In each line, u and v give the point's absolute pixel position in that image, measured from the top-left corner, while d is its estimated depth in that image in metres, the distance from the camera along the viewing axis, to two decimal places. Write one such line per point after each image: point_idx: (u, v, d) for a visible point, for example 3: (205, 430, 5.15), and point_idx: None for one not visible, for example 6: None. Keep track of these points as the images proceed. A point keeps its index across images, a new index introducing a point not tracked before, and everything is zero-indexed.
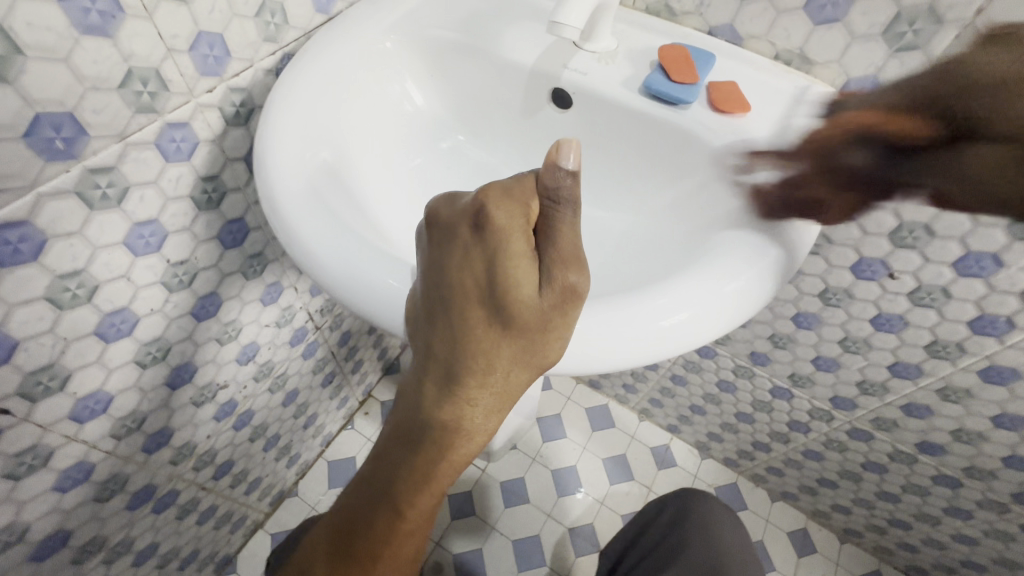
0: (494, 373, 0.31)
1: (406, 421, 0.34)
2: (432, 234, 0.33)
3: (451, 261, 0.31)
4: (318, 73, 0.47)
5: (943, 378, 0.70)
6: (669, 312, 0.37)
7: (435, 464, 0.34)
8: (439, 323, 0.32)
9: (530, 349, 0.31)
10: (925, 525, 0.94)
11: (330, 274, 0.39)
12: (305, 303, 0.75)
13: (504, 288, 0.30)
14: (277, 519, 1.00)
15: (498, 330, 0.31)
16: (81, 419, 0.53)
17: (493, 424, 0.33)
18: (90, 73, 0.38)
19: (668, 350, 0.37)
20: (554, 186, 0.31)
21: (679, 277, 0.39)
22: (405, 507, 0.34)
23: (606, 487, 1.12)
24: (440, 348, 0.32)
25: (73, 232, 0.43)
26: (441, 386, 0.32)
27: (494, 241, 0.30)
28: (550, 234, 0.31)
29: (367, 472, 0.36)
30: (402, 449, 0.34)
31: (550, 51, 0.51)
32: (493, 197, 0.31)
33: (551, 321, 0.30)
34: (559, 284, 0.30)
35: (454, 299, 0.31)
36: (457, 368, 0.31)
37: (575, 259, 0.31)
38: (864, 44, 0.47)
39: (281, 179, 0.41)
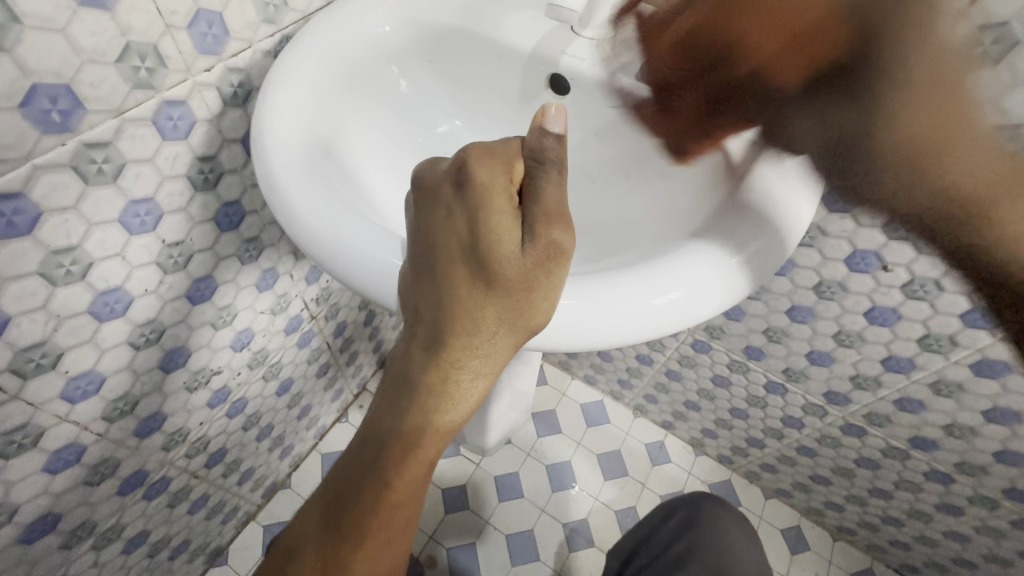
0: (478, 333, 0.31)
1: (394, 388, 0.34)
2: (418, 198, 0.33)
3: (436, 222, 0.32)
4: (316, 51, 0.47)
5: (936, 372, 0.70)
6: (661, 290, 0.37)
7: (422, 432, 0.34)
8: (423, 285, 0.32)
9: (514, 307, 0.31)
10: (917, 522, 0.94)
11: (324, 245, 0.39)
12: (301, 291, 0.75)
13: (486, 245, 0.30)
14: (270, 511, 1.00)
15: (482, 289, 0.31)
16: (73, 399, 0.53)
17: (480, 391, 0.33)
18: (87, 46, 0.38)
19: (661, 326, 0.37)
20: (539, 147, 0.33)
21: (671, 258, 0.39)
22: (393, 477, 0.34)
23: (600, 482, 1.12)
24: (425, 311, 0.32)
25: (68, 208, 0.43)
26: (426, 349, 0.32)
27: (476, 198, 0.31)
28: (532, 192, 0.31)
29: (357, 444, 0.36)
30: (390, 417, 0.34)
31: (550, 36, 0.51)
32: (475, 157, 0.32)
33: (535, 278, 0.30)
34: (542, 240, 0.30)
35: (439, 260, 0.31)
36: (441, 331, 0.32)
37: (558, 218, 0.31)
38: None
39: (277, 151, 0.41)
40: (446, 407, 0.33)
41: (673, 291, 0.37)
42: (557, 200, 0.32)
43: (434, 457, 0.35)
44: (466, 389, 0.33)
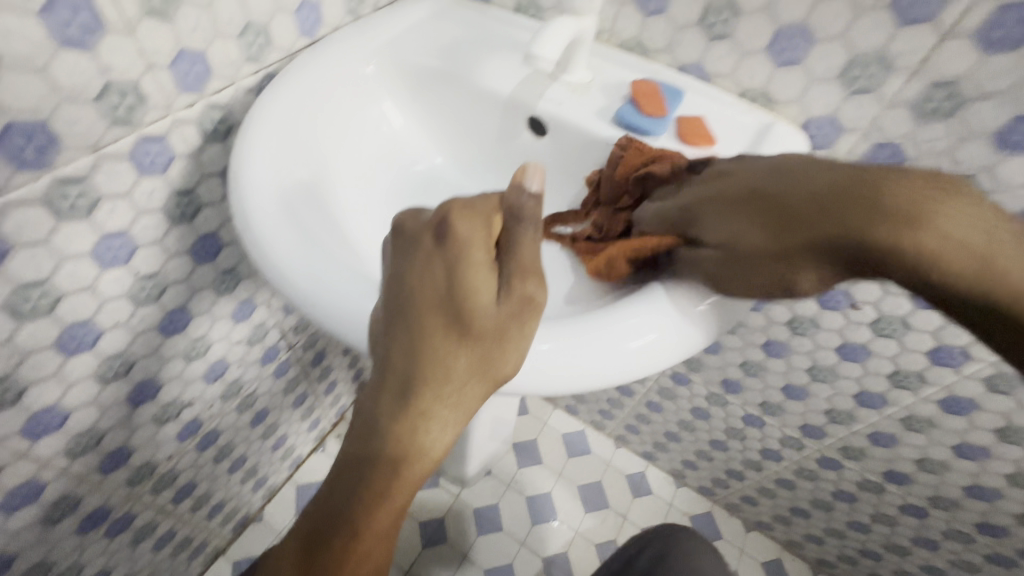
0: (449, 384, 0.31)
1: (360, 436, 0.32)
2: (396, 244, 0.33)
3: (412, 269, 0.32)
4: (298, 91, 0.48)
5: (906, 408, 0.71)
6: (639, 331, 0.38)
7: (389, 485, 0.32)
8: (396, 333, 0.32)
9: (487, 359, 0.31)
10: (894, 555, 0.94)
11: (299, 288, 0.39)
12: (279, 320, 0.75)
13: (464, 296, 0.31)
14: (240, 546, 0.96)
15: (456, 338, 0.31)
16: (34, 435, 0.51)
17: (449, 441, 0.32)
18: (66, 84, 0.38)
19: (633, 368, 0.38)
20: (518, 205, 0.33)
21: (643, 298, 0.40)
22: (360, 533, 0.32)
23: (580, 515, 1.11)
24: (397, 360, 0.31)
25: (38, 242, 0.42)
26: (395, 398, 0.31)
27: (456, 250, 0.31)
28: (510, 245, 0.33)
29: (319, 497, 0.33)
30: (354, 467, 0.32)
31: (527, 82, 0.53)
32: (456, 210, 0.32)
33: (507, 329, 0.31)
34: (517, 293, 0.32)
35: (414, 308, 0.31)
36: (412, 380, 0.31)
37: (533, 270, 0.33)
38: (823, 86, 0.50)
39: (255, 192, 0.42)
40: (415, 460, 0.32)
41: (649, 332, 0.38)
42: (532, 254, 0.33)
43: (402, 510, 0.33)
44: (435, 439, 0.32)
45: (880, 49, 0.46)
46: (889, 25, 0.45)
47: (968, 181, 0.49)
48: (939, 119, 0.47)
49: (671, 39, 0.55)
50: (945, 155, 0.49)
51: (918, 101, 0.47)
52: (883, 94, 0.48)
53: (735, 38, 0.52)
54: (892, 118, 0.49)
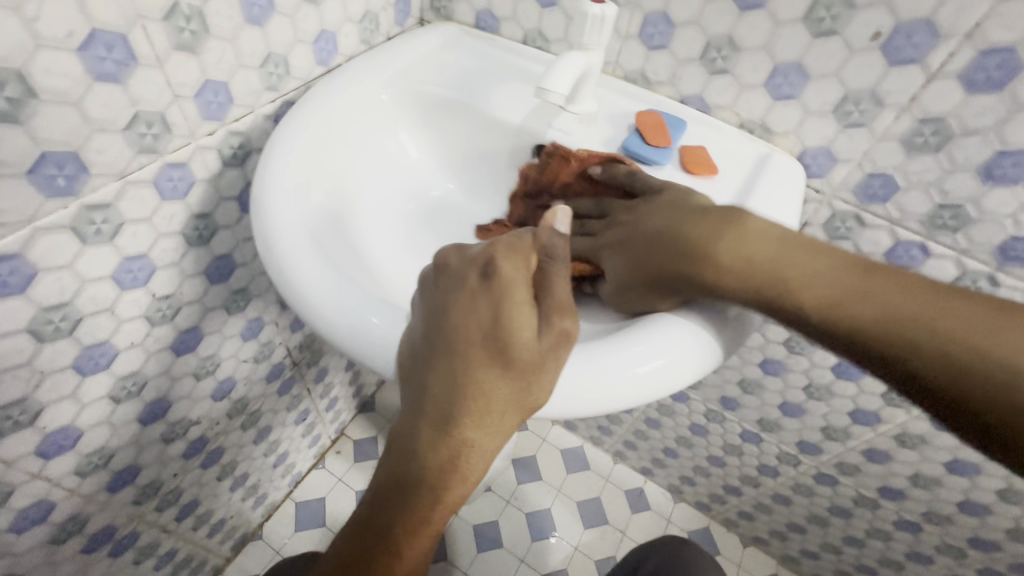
0: (489, 412, 0.34)
1: (402, 462, 0.35)
2: (442, 281, 0.37)
3: (458, 306, 0.35)
4: (316, 118, 0.50)
5: (899, 425, 0.73)
6: (645, 357, 0.39)
7: (430, 507, 0.34)
8: (440, 365, 0.35)
9: (524, 390, 0.34)
10: (889, 571, 0.96)
11: (321, 312, 0.40)
12: (286, 338, 0.75)
13: (506, 331, 0.34)
14: (239, 564, 0.96)
15: (497, 370, 0.34)
16: (47, 455, 0.51)
17: (484, 467, 0.35)
18: (98, 116, 0.40)
19: (647, 393, 0.39)
20: (550, 245, 0.37)
21: (650, 324, 0.41)
22: (401, 551, 0.35)
23: (580, 531, 1.11)
24: (439, 390, 0.34)
25: (63, 266, 0.43)
26: (439, 425, 0.34)
27: (500, 289, 0.35)
28: (546, 284, 0.36)
29: (360, 518, 0.36)
30: (395, 490, 0.35)
31: (536, 112, 0.56)
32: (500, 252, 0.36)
33: (545, 362, 0.34)
34: (556, 329, 0.35)
35: (459, 343, 0.35)
36: (455, 408, 0.34)
37: (567, 308, 0.36)
38: (818, 119, 0.53)
39: (277, 217, 0.43)
40: (454, 482, 0.35)
41: (655, 358, 0.39)
42: (566, 292, 0.36)
43: (438, 532, 0.36)
44: (473, 465, 0.35)
45: (871, 87, 0.49)
46: (880, 65, 0.48)
47: (955, 211, 0.51)
48: (928, 153, 0.50)
49: (673, 72, 0.58)
50: (933, 186, 0.51)
51: (907, 135, 0.50)
52: (874, 128, 0.51)
53: (734, 73, 0.55)
54: (883, 151, 0.52)
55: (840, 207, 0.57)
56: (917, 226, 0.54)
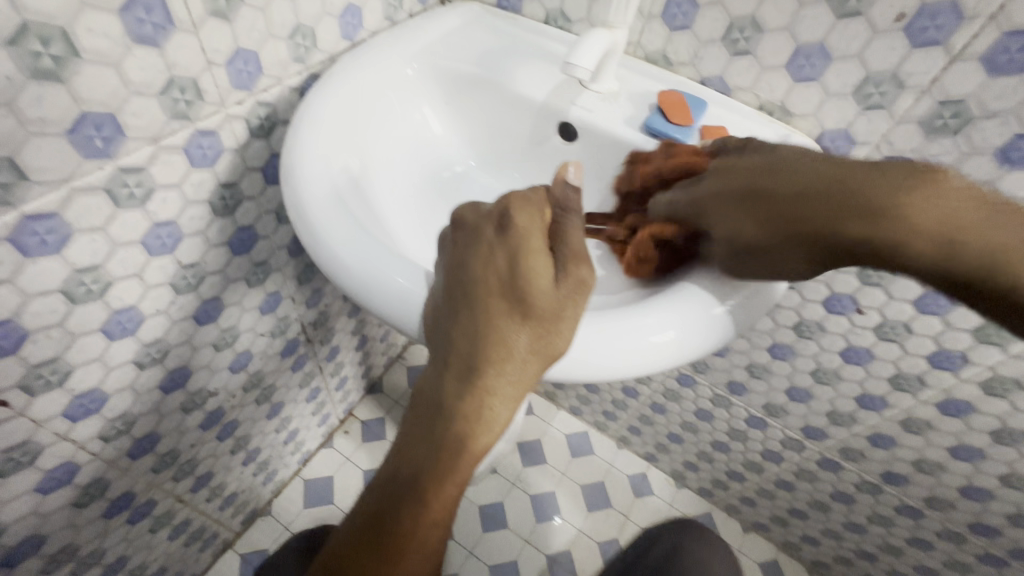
0: (511, 360, 0.34)
1: (429, 415, 0.35)
2: (457, 238, 0.38)
3: (475, 258, 0.36)
4: (344, 91, 0.50)
5: (906, 410, 0.75)
6: (659, 329, 0.40)
7: (458, 459, 0.34)
8: (461, 317, 0.35)
9: (546, 337, 0.34)
10: (889, 556, 0.97)
11: (354, 275, 0.41)
12: (301, 314, 0.76)
13: (524, 280, 0.34)
14: (249, 539, 0.97)
15: (518, 320, 0.34)
16: (74, 417, 0.52)
17: (509, 417, 0.35)
18: (136, 79, 0.40)
19: (656, 362, 0.40)
20: (563, 198, 0.39)
21: (667, 297, 0.42)
22: (428, 506, 0.34)
23: (583, 513, 1.13)
24: (462, 342, 0.35)
25: (97, 228, 0.44)
26: (462, 377, 0.34)
27: (516, 241, 0.35)
28: (562, 235, 0.37)
29: (387, 474, 0.36)
30: (423, 444, 0.35)
31: (559, 89, 0.56)
32: (515, 204, 0.37)
33: (563, 307, 0.34)
34: (573, 277, 0.35)
35: (480, 295, 0.35)
36: (477, 359, 0.34)
37: (582, 256, 0.36)
38: (837, 101, 0.54)
39: (310, 185, 0.44)
40: (480, 434, 0.34)
41: (669, 329, 0.40)
42: (579, 240, 0.37)
43: (465, 486, 0.35)
44: (498, 416, 0.35)
45: (893, 69, 0.50)
46: (902, 47, 0.48)
47: None
48: (946, 135, 0.50)
49: (694, 53, 0.58)
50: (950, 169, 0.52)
51: (927, 117, 0.50)
52: (894, 110, 0.52)
53: (756, 54, 0.55)
54: (902, 133, 0.52)
55: None
56: None
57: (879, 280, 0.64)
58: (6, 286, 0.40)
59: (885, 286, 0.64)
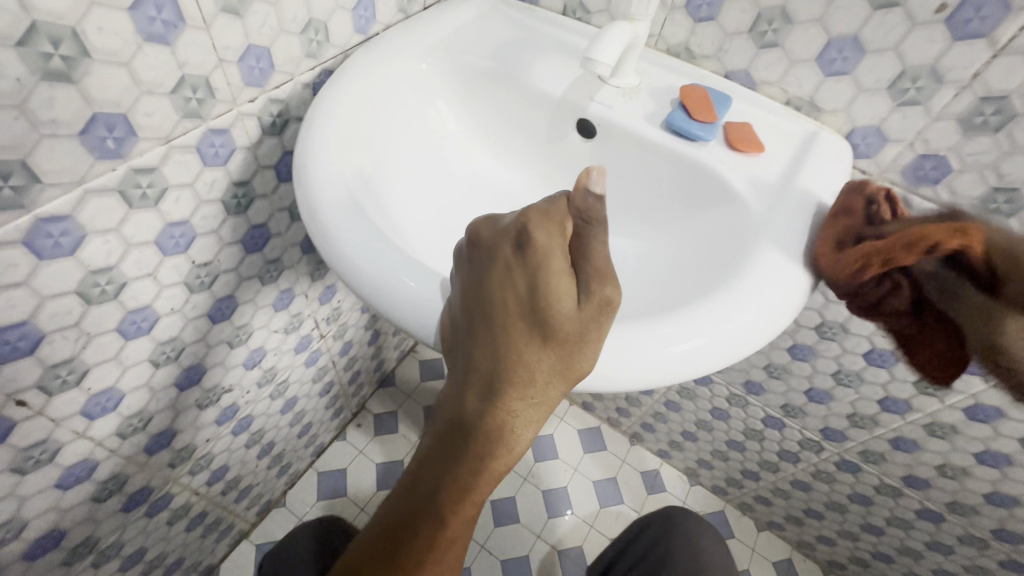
0: (533, 382, 0.33)
1: (448, 430, 0.35)
2: (474, 253, 0.35)
3: (493, 276, 0.34)
4: (358, 89, 0.49)
5: (930, 414, 0.73)
6: (687, 340, 0.38)
7: (476, 476, 0.34)
8: (480, 336, 0.34)
9: (568, 359, 0.32)
10: (907, 559, 0.96)
11: (368, 280, 0.40)
12: (314, 310, 0.76)
13: (546, 301, 0.32)
14: (264, 530, 0.98)
15: (539, 342, 0.32)
16: (92, 415, 0.52)
17: (530, 436, 0.35)
18: (147, 78, 0.40)
19: (680, 374, 0.38)
20: (585, 208, 0.34)
21: (695, 306, 0.40)
22: (448, 518, 0.35)
23: (595, 509, 1.12)
24: (482, 361, 0.33)
25: (110, 229, 0.43)
26: (483, 396, 0.34)
27: (536, 259, 0.33)
28: (585, 252, 0.34)
29: (405, 485, 0.36)
30: (441, 459, 0.35)
31: (577, 83, 0.55)
32: (533, 218, 0.34)
33: (587, 330, 0.32)
34: (597, 297, 0.32)
35: (499, 315, 0.33)
36: (497, 378, 0.33)
37: (608, 273, 0.33)
38: (870, 96, 0.51)
39: (322, 188, 0.43)
40: (500, 454, 0.34)
41: (697, 339, 0.38)
42: (606, 256, 0.34)
43: (483, 498, 0.36)
44: (519, 435, 0.34)
45: (931, 62, 0.47)
46: (943, 39, 0.46)
47: (1011, 194, 0.49)
48: (986, 133, 0.48)
49: (719, 46, 0.56)
50: (989, 169, 0.49)
51: (966, 114, 0.48)
52: (931, 106, 0.49)
53: (784, 47, 0.53)
54: (939, 131, 0.50)
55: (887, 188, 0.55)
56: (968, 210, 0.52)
57: None
58: (21, 288, 0.40)
59: None
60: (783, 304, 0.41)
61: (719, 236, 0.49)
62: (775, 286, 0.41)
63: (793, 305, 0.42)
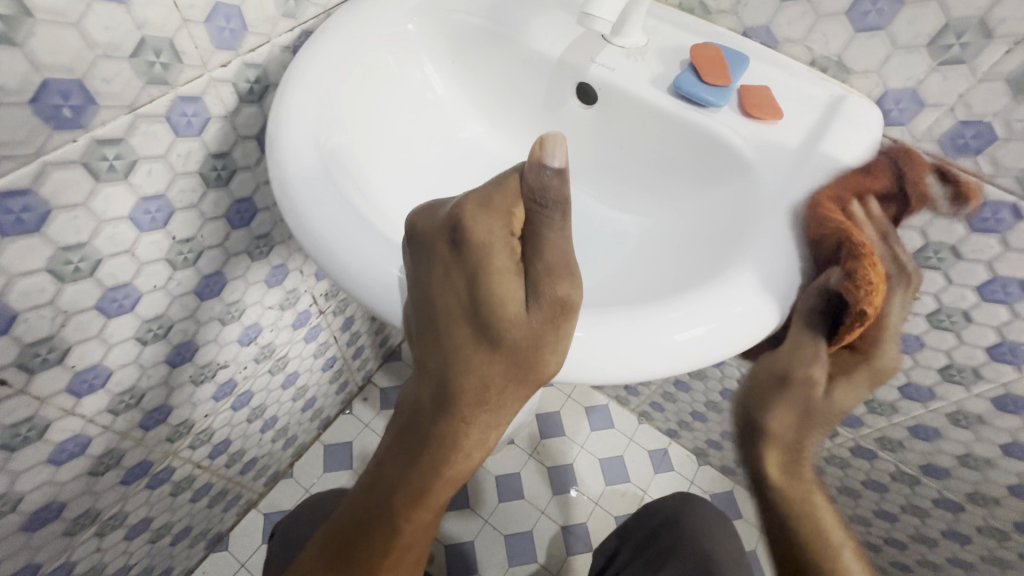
0: (487, 391, 0.29)
1: (400, 438, 0.32)
2: (411, 250, 0.30)
3: (433, 279, 0.29)
4: (334, 52, 0.45)
5: (955, 403, 0.68)
6: (682, 327, 0.35)
7: (430, 485, 0.31)
8: (425, 341, 0.30)
9: (523, 366, 0.28)
10: (922, 546, 0.93)
11: (340, 261, 0.37)
12: (311, 286, 0.74)
13: (491, 305, 0.27)
14: (271, 500, 1.00)
15: (488, 349, 0.28)
16: (79, 393, 0.52)
17: (491, 440, 0.31)
18: (101, 40, 0.37)
19: (668, 367, 0.35)
20: (539, 187, 0.27)
21: (691, 292, 0.36)
22: (403, 521, 0.33)
23: (601, 487, 1.11)
24: (430, 365, 0.30)
25: (78, 204, 0.42)
26: (435, 404, 0.30)
27: (479, 259, 0.28)
28: (538, 247, 0.27)
29: (362, 487, 0.34)
30: (394, 466, 0.32)
31: (578, 42, 0.50)
32: (471, 208, 0.28)
33: (542, 337, 0.27)
34: (548, 298, 0.27)
35: (443, 321, 0.29)
36: (446, 386, 0.29)
37: (566, 269, 0.28)
38: (906, 55, 0.46)
39: (293, 163, 0.40)
40: (456, 462, 0.31)
41: (696, 327, 0.35)
42: (563, 249, 0.28)
43: (445, 500, 0.33)
44: (477, 441, 0.31)
45: (980, 14, 0.41)
46: None
47: None
48: None
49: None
50: None
51: (1018, 74, 0.42)
52: (977, 66, 0.44)
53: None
54: (982, 94, 0.44)
55: (920, 159, 0.50)
56: (1012, 184, 0.47)
57: (940, 263, 0.56)
58: None
59: (946, 270, 0.57)
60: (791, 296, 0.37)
61: (727, 213, 0.45)
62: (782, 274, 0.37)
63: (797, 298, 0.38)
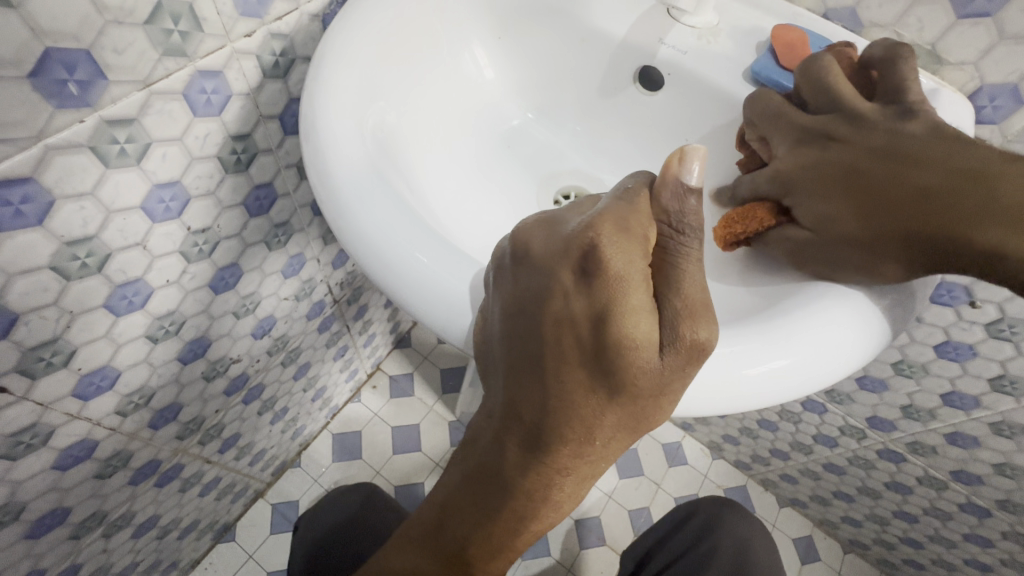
0: (592, 441, 0.27)
1: (482, 480, 0.30)
2: (519, 273, 0.28)
3: (546, 310, 0.26)
4: (380, 26, 0.39)
5: (1001, 413, 0.66)
6: (760, 361, 0.31)
7: (513, 531, 0.30)
8: (524, 378, 0.27)
9: (638, 416, 0.26)
10: (938, 547, 0.92)
11: (388, 266, 0.32)
12: (327, 276, 0.70)
13: (618, 349, 0.25)
14: (279, 490, 0.97)
15: (603, 396, 0.26)
16: (86, 396, 0.48)
17: (582, 491, 0.30)
18: (112, 3, 0.31)
19: (749, 403, 0.32)
20: (675, 210, 0.27)
21: (764, 322, 0.32)
22: (477, 566, 0.31)
23: (614, 481, 1.10)
24: (525, 409, 0.27)
25: (84, 194, 0.36)
26: (527, 451, 0.28)
27: (606, 294, 0.25)
28: (674, 278, 0.26)
29: (432, 525, 0.32)
30: (473, 510, 0.30)
31: (645, 19, 0.44)
32: (606, 231, 0.26)
33: (668, 386, 0.26)
34: (685, 344, 0.25)
35: (553, 358, 0.26)
36: (547, 435, 0.27)
37: (700, 309, 0.26)
38: (1011, 47, 0.41)
39: (336, 151, 0.34)
40: (544, 511, 0.29)
41: (775, 360, 0.31)
42: (699, 285, 0.26)
43: (519, 550, 0.32)
44: (570, 491, 0.29)
45: None
46: None
47: None
48: None
49: None
50: None
51: None
52: None
53: None
54: None
55: None
56: None
57: None
58: None
59: None
60: (873, 331, 0.33)
61: None
62: (857, 311, 0.33)
63: (878, 335, 0.34)
